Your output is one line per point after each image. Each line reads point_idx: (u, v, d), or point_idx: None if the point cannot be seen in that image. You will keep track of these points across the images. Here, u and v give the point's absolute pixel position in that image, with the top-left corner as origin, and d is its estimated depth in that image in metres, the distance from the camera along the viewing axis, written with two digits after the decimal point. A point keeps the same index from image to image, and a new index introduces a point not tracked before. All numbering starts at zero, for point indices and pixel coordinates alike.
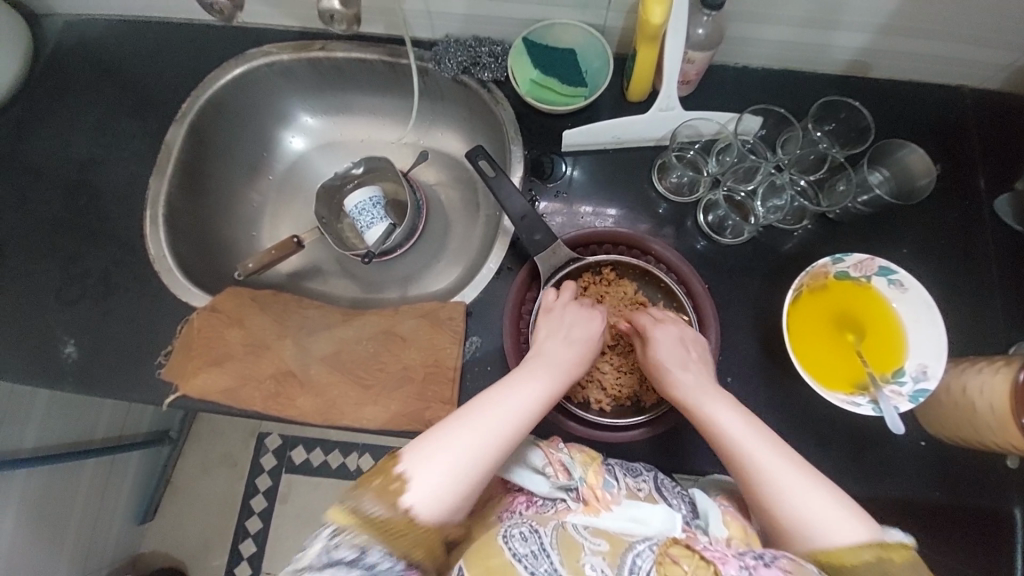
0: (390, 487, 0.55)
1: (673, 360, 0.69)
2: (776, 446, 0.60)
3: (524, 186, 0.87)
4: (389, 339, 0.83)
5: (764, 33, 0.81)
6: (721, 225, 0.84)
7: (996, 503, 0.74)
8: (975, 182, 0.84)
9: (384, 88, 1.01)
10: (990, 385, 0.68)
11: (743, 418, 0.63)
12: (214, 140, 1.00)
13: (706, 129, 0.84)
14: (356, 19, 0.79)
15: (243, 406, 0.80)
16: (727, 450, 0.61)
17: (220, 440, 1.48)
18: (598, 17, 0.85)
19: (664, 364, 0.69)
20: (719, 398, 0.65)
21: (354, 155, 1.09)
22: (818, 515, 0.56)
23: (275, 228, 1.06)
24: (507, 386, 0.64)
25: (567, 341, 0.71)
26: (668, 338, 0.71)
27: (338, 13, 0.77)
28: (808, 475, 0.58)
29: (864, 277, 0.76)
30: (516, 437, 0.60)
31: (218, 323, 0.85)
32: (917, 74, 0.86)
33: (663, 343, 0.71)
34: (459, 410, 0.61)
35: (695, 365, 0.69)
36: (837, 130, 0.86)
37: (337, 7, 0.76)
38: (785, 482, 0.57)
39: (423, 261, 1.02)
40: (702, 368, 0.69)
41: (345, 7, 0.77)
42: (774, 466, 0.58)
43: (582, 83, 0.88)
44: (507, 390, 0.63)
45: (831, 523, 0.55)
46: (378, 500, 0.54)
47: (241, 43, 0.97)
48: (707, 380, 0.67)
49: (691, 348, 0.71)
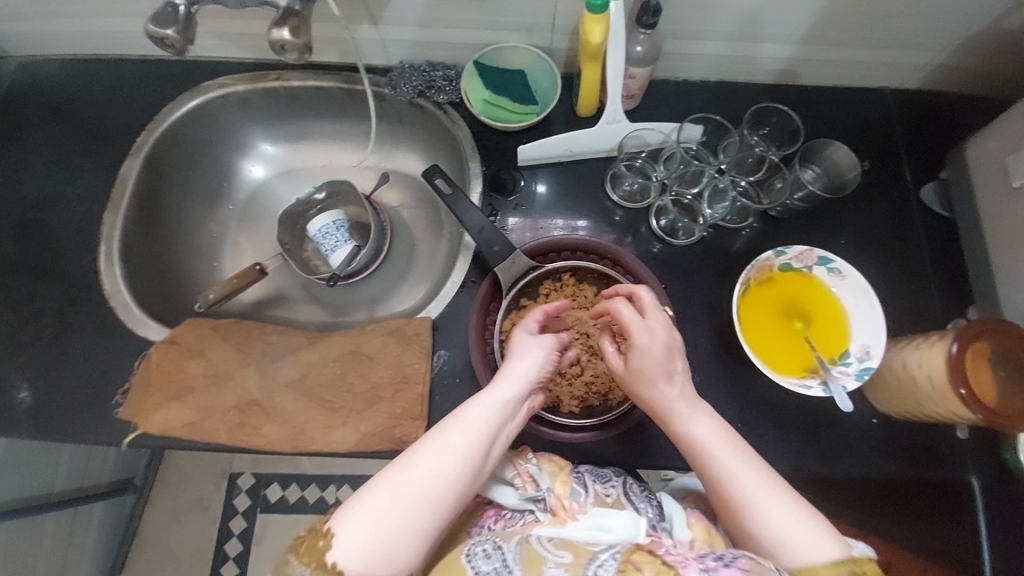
0: (316, 544, 0.54)
1: (659, 372, 0.64)
2: (743, 457, 0.62)
3: (484, 203, 0.90)
4: (356, 359, 0.83)
5: (697, 49, 0.88)
6: (673, 228, 0.88)
7: (953, 475, 0.78)
8: (900, 175, 0.90)
9: (343, 115, 1.02)
10: (927, 359, 0.71)
11: (717, 431, 0.64)
12: (173, 172, 1.00)
13: (651, 139, 0.89)
14: (308, 49, 0.71)
15: (206, 439, 0.78)
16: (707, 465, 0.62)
17: (189, 484, 1.42)
18: (544, 39, 0.90)
19: (647, 373, 0.65)
20: (689, 405, 0.65)
21: (315, 180, 1.08)
22: (779, 526, 0.58)
23: (238, 257, 1.05)
24: (457, 421, 0.61)
25: (522, 359, 0.66)
26: (655, 350, 0.64)
27: (289, 43, 0.70)
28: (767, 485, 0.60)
29: (806, 268, 0.80)
30: (461, 475, 0.59)
31: (178, 356, 0.83)
32: (841, 79, 0.93)
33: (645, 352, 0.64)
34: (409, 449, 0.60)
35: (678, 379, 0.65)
36: (772, 133, 0.92)
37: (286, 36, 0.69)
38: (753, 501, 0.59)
39: (390, 282, 1.03)
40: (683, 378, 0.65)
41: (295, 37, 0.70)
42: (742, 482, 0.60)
43: (532, 101, 0.92)
44: (457, 426, 0.61)
45: (790, 535, 0.57)
46: (303, 562, 0.54)
47: (198, 77, 0.98)
48: (688, 398, 0.65)
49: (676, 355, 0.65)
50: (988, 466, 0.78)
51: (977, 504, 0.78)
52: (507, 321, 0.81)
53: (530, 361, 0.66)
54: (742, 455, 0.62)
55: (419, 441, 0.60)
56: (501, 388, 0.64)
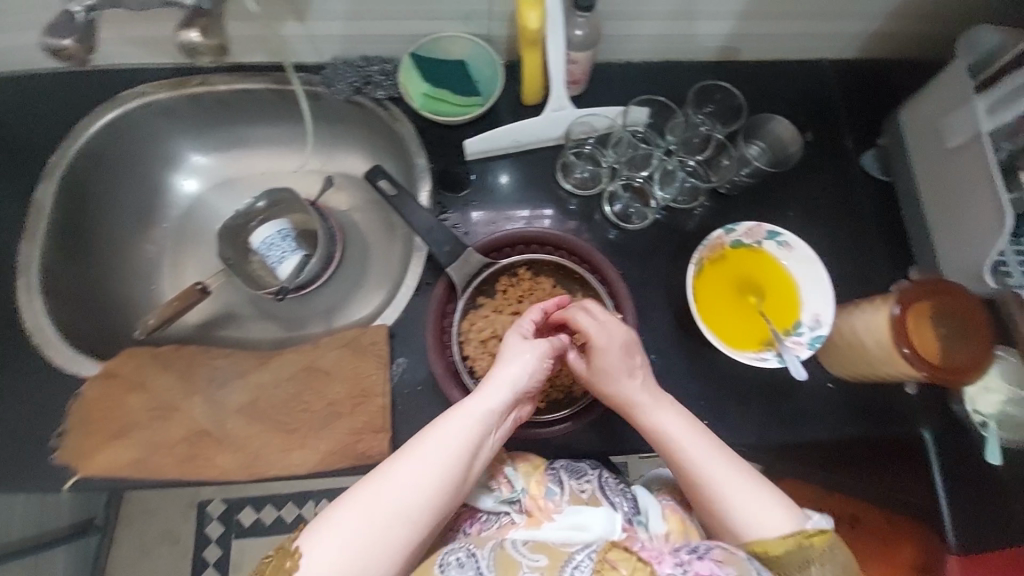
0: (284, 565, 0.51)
1: (619, 369, 0.66)
2: (708, 445, 0.63)
3: (433, 201, 0.87)
4: (311, 375, 0.79)
5: (636, 29, 0.86)
6: (626, 214, 0.87)
7: (908, 430, 0.81)
8: (842, 144, 0.92)
9: (278, 118, 0.97)
10: (873, 321, 0.74)
11: (683, 423, 0.65)
12: (94, 192, 0.92)
13: (598, 124, 0.87)
14: (223, 50, 0.67)
15: (154, 477, 0.74)
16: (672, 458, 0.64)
17: (156, 518, 1.35)
18: (482, 27, 0.87)
19: (608, 370, 0.66)
20: (654, 400, 0.66)
21: (254, 189, 1.02)
22: (741, 509, 0.60)
23: (177, 277, 0.98)
24: (438, 429, 0.59)
25: (508, 362, 0.64)
26: (613, 349, 0.66)
27: (200, 46, 0.65)
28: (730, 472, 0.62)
29: (756, 243, 0.81)
30: (443, 485, 0.56)
31: (117, 391, 0.78)
32: (780, 52, 0.93)
33: (605, 350, 0.66)
34: (388, 461, 0.57)
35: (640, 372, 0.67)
36: (717, 111, 0.92)
37: (195, 39, 0.64)
38: (720, 487, 0.61)
39: (344, 291, 0.99)
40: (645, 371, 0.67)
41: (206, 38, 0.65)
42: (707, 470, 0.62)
43: (475, 91, 0.89)
44: (439, 435, 0.58)
45: (753, 516, 0.60)
46: None
47: (112, 86, 0.90)
48: (651, 390, 0.67)
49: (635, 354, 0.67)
50: (939, 420, 0.81)
51: (930, 454, 0.81)
52: (465, 321, 0.80)
53: (518, 366, 0.64)
54: (707, 445, 0.64)
55: (397, 452, 0.58)
56: (486, 397, 0.61)
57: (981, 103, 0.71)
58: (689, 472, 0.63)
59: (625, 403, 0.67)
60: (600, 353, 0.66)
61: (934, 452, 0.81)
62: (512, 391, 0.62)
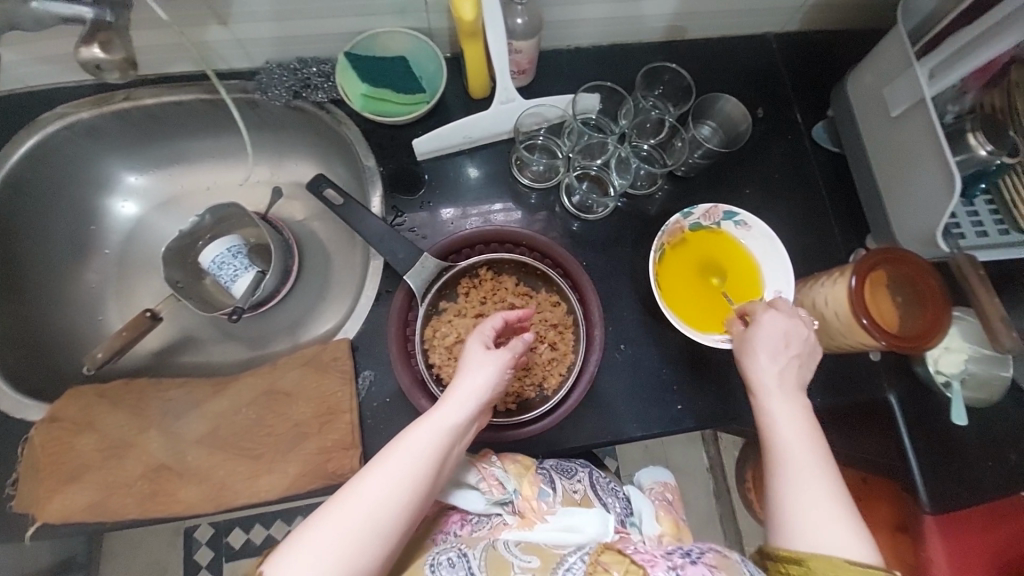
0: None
1: (766, 347, 0.64)
2: (814, 460, 0.58)
3: (387, 207, 0.84)
4: (273, 398, 0.76)
5: (579, 14, 0.84)
6: (586, 205, 0.86)
7: (870, 395, 0.84)
8: (793, 118, 0.92)
9: (216, 130, 0.92)
10: (833, 294, 0.73)
11: (804, 422, 0.61)
12: (22, 224, 0.86)
13: (550, 114, 0.86)
14: (132, 65, 0.61)
15: (116, 518, 0.71)
16: (769, 448, 0.61)
17: (140, 550, 1.30)
18: (420, 20, 0.84)
19: (752, 349, 0.65)
20: (783, 392, 0.62)
21: (198, 207, 0.97)
22: (810, 530, 0.55)
23: (125, 305, 0.93)
24: (412, 444, 0.54)
25: (477, 370, 0.59)
26: (773, 332, 0.65)
27: (103, 63, 0.60)
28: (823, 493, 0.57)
29: (714, 224, 0.81)
30: (414, 503, 0.53)
31: (64, 434, 0.74)
32: (728, 29, 0.92)
33: (764, 329, 0.65)
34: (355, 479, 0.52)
35: (786, 360, 0.64)
36: (666, 93, 0.91)
37: (97, 55, 0.59)
38: (808, 502, 0.56)
39: (307, 304, 0.95)
40: (798, 365, 0.64)
41: (109, 54, 0.60)
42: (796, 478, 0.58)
43: (419, 88, 0.86)
44: (411, 450, 0.54)
45: (818, 542, 0.54)
46: None
47: (30, 110, 0.84)
48: (787, 382, 0.63)
49: (794, 345, 0.65)
50: (902, 384, 0.83)
51: (897, 417, 0.82)
52: (428, 327, 0.79)
53: (482, 377, 0.59)
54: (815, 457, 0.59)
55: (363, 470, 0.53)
56: (452, 407, 0.57)
57: (922, 68, 0.71)
58: (786, 474, 0.58)
59: (753, 384, 0.64)
60: (758, 333, 0.65)
61: (901, 415, 0.81)
62: (479, 401, 0.58)
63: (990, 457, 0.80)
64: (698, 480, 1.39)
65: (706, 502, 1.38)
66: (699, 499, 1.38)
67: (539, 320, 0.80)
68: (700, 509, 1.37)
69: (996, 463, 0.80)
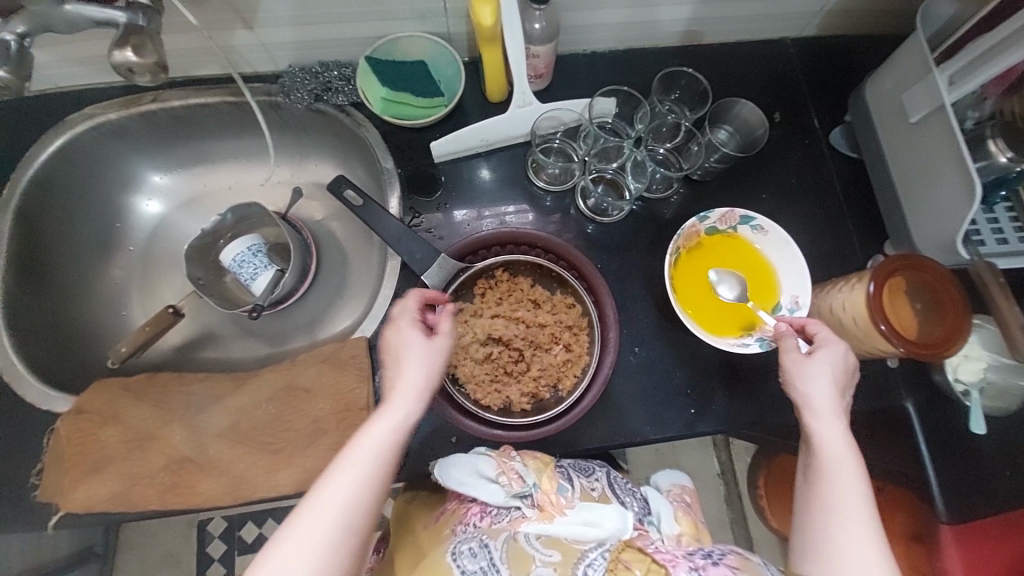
0: None
1: (816, 370, 0.64)
2: (856, 486, 0.58)
3: (405, 207, 0.85)
4: (291, 394, 0.78)
5: (596, 19, 0.85)
6: (602, 207, 0.86)
7: (889, 403, 0.82)
8: (810, 122, 0.92)
9: (238, 131, 0.94)
10: (850, 300, 0.73)
11: (851, 448, 0.60)
12: (53, 222, 0.89)
13: (567, 118, 0.87)
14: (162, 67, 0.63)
15: (138, 509, 0.72)
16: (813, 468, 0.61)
17: (156, 541, 1.33)
18: (440, 25, 0.85)
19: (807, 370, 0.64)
20: (839, 422, 0.62)
21: (220, 206, 1.00)
22: (839, 551, 0.56)
23: (149, 301, 0.96)
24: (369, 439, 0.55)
25: (419, 361, 0.61)
26: (830, 355, 0.64)
27: (135, 65, 0.62)
28: (865, 520, 0.57)
29: (730, 228, 0.81)
30: (377, 495, 0.54)
31: (90, 426, 0.76)
32: (745, 34, 0.93)
33: (823, 353, 0.64)
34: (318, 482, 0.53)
35: (837, 384, 0.63)
36: (682, 97, 0.92)
37: (130, 58, 0.61)
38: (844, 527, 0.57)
39: (326, 302, 0.96)
40: (842, 387, 0.64)
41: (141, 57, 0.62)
42: (841, 503, 0.58)
43: (438, 91, 0.87)
44: (370, 447, 0.55)
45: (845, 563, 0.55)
46: None
47: (64, 111, 0.88)
48: (836, 405, 0.63)
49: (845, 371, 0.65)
50: (921, 391, 0.82)
51: (915, 426, 0.81)
52: None
53: (420, 366, 0.61)
54: (862, 483, 0.59)
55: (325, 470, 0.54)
56: (403, 400, 0.59)
57: (943, 74, 0.71)
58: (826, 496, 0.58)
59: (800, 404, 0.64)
60: (819, 364, 0.64)
61: (919, 423, 0.81)
62: (427, 391, 0.60)
63: (1009, 468, 0.79)
64: (709, 486, 1.38)
65: (717, 507, 1.37)
66: (710, 504, 1.37)
67: (553, 321, 0.81)
68: (712, 515, 1.36)
69: (1014, 473, 0.79)
